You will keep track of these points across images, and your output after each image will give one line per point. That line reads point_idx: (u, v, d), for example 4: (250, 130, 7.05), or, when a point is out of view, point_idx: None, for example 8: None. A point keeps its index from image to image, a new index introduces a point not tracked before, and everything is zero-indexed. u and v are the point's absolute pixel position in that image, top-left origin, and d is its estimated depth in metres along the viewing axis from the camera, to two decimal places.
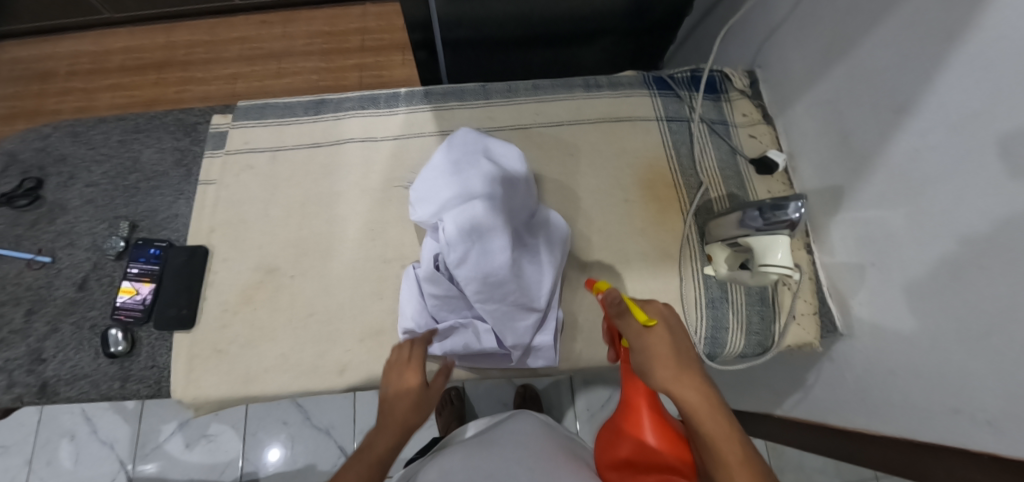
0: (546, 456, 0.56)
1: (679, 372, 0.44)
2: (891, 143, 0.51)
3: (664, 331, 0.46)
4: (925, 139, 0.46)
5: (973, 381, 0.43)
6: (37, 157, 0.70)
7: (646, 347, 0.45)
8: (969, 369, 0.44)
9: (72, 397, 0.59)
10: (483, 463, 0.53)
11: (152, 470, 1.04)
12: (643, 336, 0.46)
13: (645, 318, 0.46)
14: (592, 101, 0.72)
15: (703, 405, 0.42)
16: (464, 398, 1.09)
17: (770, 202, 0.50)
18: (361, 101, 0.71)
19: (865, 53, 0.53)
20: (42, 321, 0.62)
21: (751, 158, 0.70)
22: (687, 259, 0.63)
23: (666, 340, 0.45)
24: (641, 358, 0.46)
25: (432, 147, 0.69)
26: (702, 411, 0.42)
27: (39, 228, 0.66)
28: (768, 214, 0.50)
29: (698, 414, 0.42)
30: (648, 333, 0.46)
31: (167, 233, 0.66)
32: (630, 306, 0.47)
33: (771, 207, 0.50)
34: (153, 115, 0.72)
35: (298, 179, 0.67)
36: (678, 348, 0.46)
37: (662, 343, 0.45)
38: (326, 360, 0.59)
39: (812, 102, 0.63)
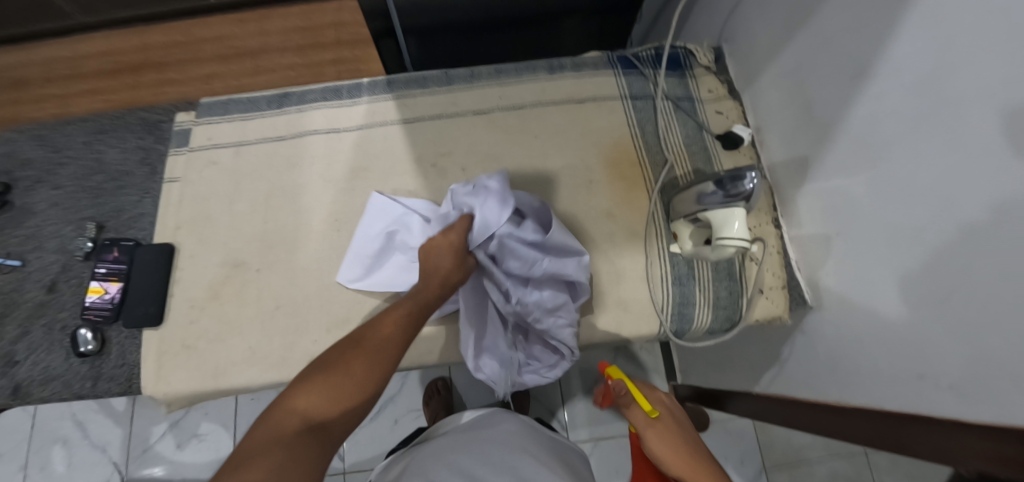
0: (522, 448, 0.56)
1: (695, 466, 0.49)
2: (853, 111, 0.50)
3: (667, 419, 0.56)
4: (882, 103, 0.46)
5: (935, 346, 0.43)
6: (3, 162, 0.70)
7: (653, 440, 0.54)
8: (931, 333, 0.43)
9: (46, 398, 0.59)
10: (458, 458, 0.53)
11: (160, 473, 1.05)
12: (651, 425, 0.56)
13: (650, 409, 0.57)
14: (555, 83, 0.71)
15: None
16: (451, 387, 1.10)
17: (727, 173, 0.50)
18: (324, 92, 0.71)
19: (824, 19, 0.52)
20: (12, 324, 0.62)
21: (717, 133, 0.69)
22: (653, 237, 0.63)
23: (672, 429, 0.55)
24: (654, 451, 0.53)
25: (396, 135, 0.68)
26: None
27: (6, 232, 0.66)
28: (728, 185, 0.50)
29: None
30: (654, 422, 0.56)
31: (134, 232, 0.66)
32: (634, 395, 0.58)
33: (730, 178, 0.50)
34: (116, 114, 0.72)
35: (263, 173, 0.67)
36: (687, 440, 0.53)
37: (671, 434, 0.54)
38: (295, 351, 0.59)
39: (778, 72, 0.62)
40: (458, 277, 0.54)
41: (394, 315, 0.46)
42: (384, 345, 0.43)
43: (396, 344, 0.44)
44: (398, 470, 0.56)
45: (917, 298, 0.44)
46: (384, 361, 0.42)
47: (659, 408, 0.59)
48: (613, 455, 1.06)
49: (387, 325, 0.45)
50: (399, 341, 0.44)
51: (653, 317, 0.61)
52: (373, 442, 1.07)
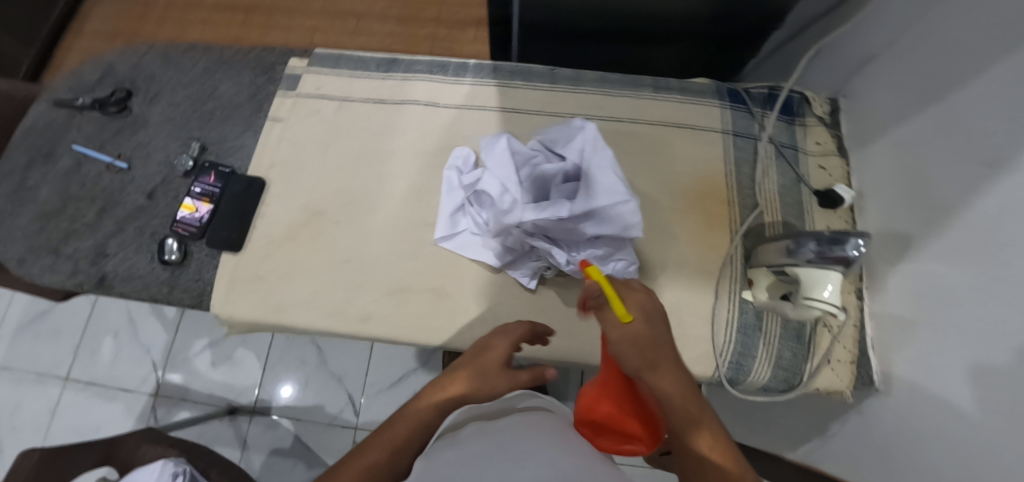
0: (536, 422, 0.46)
1: (652, 358, 0.40)
2: (977, 199, 0.47)
3: (639, 326, 0.40)
4: (1011, 199, 0.42)
5: (1004, 462, 0.40)
6: (130, 72, 0.75)
7: (618, 341, 0.40)
8: (1004, 448, 0.40)
9: (125, 293, 0.64)
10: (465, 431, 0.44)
11: (177, 380, 1.12)
12: (619, 329, 0.40)
13: (622, 311, 0.40)
14: (655, 103, 0.70)
15: (680, 398, 0.39)
16: None
17: (828, 234, 0.48)
18: (431, 66, 0.73)
19: (966, 98, 0.48)
20: (111, 220, 0.67)
21: (815, 189, 0.66)
22: (726, 280, 0.61)
23: (644, 333, 0.40)
24: (618, 352, 0.40)
25: (490, 122, 0.69)
26: (678, 402, 0.39)
27: (121, 136, 0.72)
28: (825, 247, 0.47)
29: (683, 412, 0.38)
30: (625, 328, 0.40)
31: (231, 161, 0.70)
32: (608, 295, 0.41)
33: (829, 240, 0.47)
34: (238, 49, 0.76)
35: (358, 132, 0.69)
36: (658, 339, 0.40)
37: (640, 335, 0.40)
38: (353, 306, 0.61)
39: (898, 141, 0.59)
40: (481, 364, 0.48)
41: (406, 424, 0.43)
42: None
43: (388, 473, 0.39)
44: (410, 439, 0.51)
45: (987, 395, 0.42)
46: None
47: (635, 310, 0.41)
48: None
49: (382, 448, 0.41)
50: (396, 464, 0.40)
51: (708, 360, 0.59)
52: (388, 407, 1.10)
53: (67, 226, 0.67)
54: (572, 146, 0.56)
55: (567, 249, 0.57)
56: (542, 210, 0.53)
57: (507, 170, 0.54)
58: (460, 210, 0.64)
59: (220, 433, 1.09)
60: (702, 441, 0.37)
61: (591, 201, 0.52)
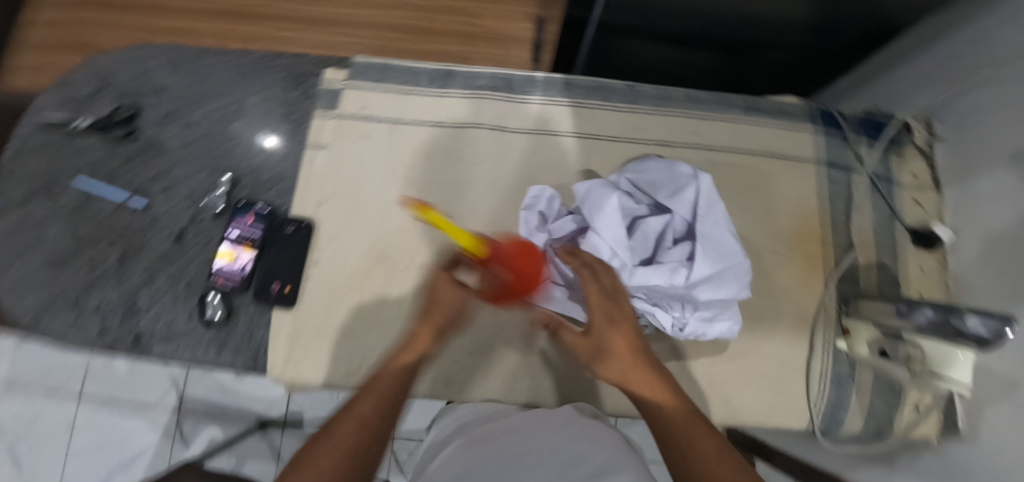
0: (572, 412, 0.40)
1: (606, 331, 0.39)
2: None
3: (590, 299, 0.41)
4: None
5: None
6: (134, 83, 0.64)
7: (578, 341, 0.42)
8: None
9: (165, 355, 0.57)
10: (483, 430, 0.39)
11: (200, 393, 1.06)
12: (577, 334, 0.42)
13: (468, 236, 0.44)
14: (752, 129, 0.63)
15: (632, 371, 0.37)
16: None
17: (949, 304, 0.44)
18: (493, 80, 0.63)
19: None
20: (138, 269, 0.59)
21: (910, 227, 0.63)
22: (820, 328, 0.59)
23: (602, 305, 0.40)
24: (575, 343, 0.42)
25: (566, 150, 0.62)
26: (632, 376, 0.37)
27: (136, 165, 0.62)
28: (940, 316, 0.44)
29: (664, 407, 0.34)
30: (584, 328, 0.41)
31: (270, 196, 0.61)
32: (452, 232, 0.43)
33: (947, 310, 0.43)
34: (262, 56, 0.65)
35: (417, 163, 0.61)
36: (612, 313, 0.40)
37: (598, 317, 0.40)
38: (432, 367, 0.56)
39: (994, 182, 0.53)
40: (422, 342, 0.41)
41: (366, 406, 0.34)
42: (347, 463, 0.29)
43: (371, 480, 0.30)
44: (430, 432, 0.46)
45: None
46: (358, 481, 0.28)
47: (591, 287, 0.41)
48: None
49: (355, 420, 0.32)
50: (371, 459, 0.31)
51: (802, 411, 0.58)
52: None
53: (86, 276, 0.58)
54: (681, 197, 0.50)
55: (670, 309, 0.50)
56: (658, 276, 0.48)
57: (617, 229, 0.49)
58: None
59: (255, 447, 1.06)
60: (669, 411, 0.34)
61: (714, 265, 0.48)
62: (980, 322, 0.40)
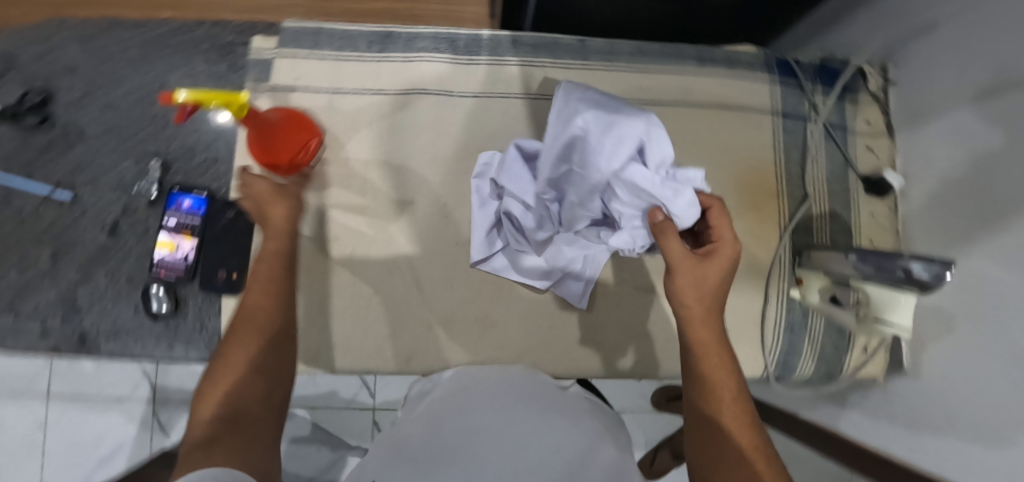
0: (575, 420, 0.43)
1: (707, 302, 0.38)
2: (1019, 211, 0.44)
3: (715, 265, 0.38)
4: None
5: None
6: (40, 65, 0.56)
7: (681, 277, 0.38)
8: None
9: (114, 353, 0.55)
10: (471, 409, 0.42)
11: (174, 383, 1.04)
12: (693, 266, 0.38)
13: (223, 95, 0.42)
14: (698, 81, 0.63)
15: (716, 363, 0.37)
16: None
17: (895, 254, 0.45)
18: (437, 41, 0.59)
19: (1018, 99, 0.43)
20: (72, 267, 0.55)
21: (863, 174, 0.64)
22: (775, 280, 0.60)
23: (718, 273, 0.38)
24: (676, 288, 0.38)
25: (517, 112, 0.60)
26: (713, 358, 0.37)
27: (50, 158, 0.56)
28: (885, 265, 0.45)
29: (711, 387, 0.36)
30: (705, 265, 0.38)
31: (206, 179, 0.57)
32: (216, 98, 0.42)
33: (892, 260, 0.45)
34: (182, 24, 0.59)
35: (362, 135, 0.58)
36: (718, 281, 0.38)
37: (708, 277, 0.38)
38: (393, 345, 0.56)
39: (953, 122, 0.53)
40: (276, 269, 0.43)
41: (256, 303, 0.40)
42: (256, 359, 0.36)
43: (281, 368, 0.38)
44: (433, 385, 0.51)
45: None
46: (267, 367, 0.37)
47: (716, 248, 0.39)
48: None
49: (246, 316, 0.39)
50: (282, 349, 0.39)
51: (757, 359, 0.60)
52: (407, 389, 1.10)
53: (17, 277, 0.55)
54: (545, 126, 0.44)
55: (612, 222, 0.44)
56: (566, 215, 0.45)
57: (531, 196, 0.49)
58: (495, 226, 0.56)
59: None
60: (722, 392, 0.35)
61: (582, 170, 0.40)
62: (924, 268, 0.42)
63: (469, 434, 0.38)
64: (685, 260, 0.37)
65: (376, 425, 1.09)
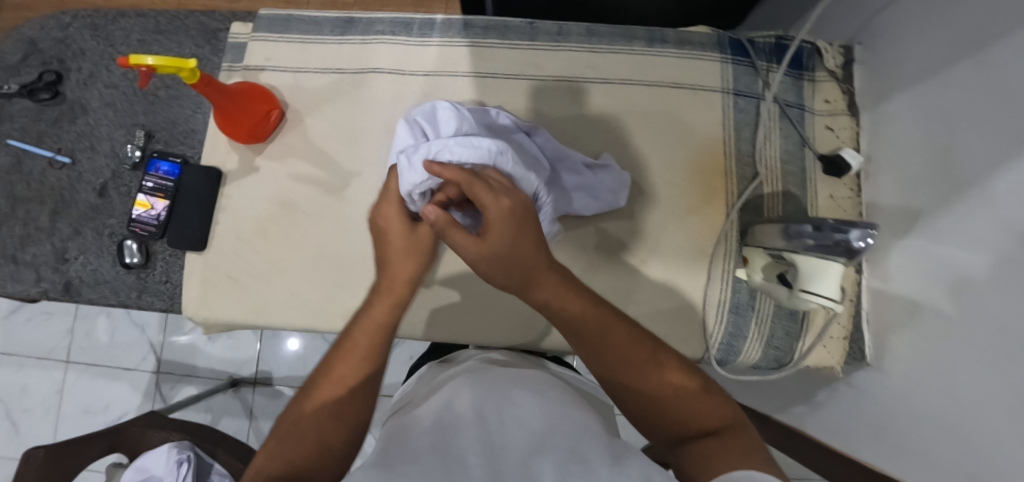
0: (538, 390, 0.38)
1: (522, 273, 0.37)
2: (998, 178, 0.41)
3: (496, 238, 0.36)
4: None
5: (998, 458, 0.39)
6: (57, 49, 0.66)
7: (478, 264, 0.37)
8: (1001, 444, 0.39)
9: (93, 300, 0.61)
10: (461, 413, 0.34)
11: (176, 354, 1.12)
12: (477, 244, 0.36)
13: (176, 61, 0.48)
14: (651, 61, 0.62)
15: (604, 322, 0.38)
16: None
17: (831, 222, 0.43)
18: (393, 25, 0.64)
19: (1001, 57, 0.41)
20: (64, 222, 0.63)
21: (821, 153, 0.61)
22: (720, 258, 0.58)
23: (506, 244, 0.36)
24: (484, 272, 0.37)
25: (464, 90, 0.62)
26: (606, 329, 0.38)
27: (61, 126, 0.65)
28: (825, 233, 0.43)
29: (625, 360, 0.37)
30: (485, 239, 0.36)
31: (183, 149, 0.64)
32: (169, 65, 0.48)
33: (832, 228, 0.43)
34: (173, 13, 0.66)
35: (318, 109, 0.62)
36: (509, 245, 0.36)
37: (496, 245, 0.36)
38: (334, 304, 0.59)
39: (924, 95, 0.51)
40: (424, 238, 0.40)
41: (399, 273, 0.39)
42: (369, 365, 0.37)
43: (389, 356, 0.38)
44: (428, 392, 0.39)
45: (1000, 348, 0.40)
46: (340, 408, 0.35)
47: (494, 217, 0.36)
48: None
49: (352, 361, 0.36)
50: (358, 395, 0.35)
51: (698, 341, 0.58)
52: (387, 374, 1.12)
53: (20, 229, 0.63)
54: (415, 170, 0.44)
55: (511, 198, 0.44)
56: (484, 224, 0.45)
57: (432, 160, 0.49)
58: None
59: (225, 405, 1.11)
60: (601, 343, 0.38)
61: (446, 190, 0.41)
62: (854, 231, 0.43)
63: (444, 430, 0.32)
64: (473, 245, 0.36)
65: None
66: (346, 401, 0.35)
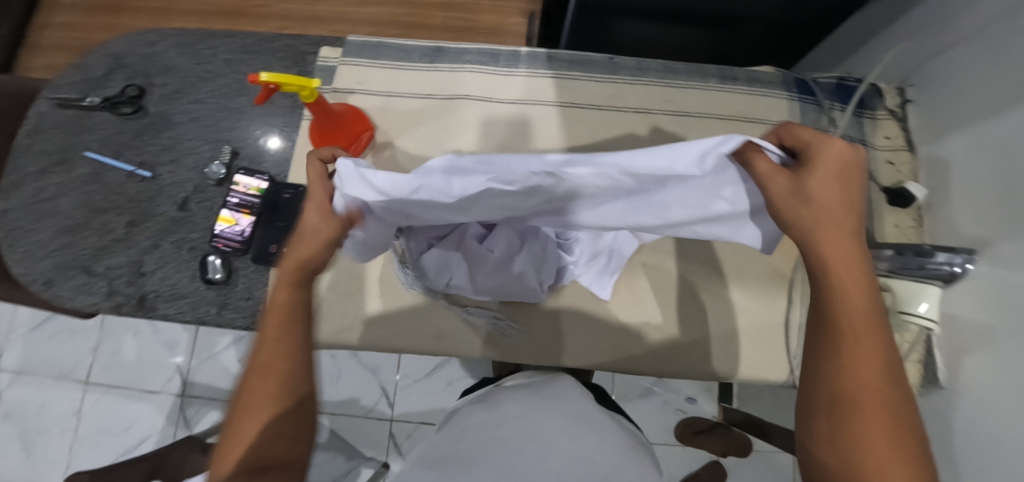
0: (570, 429, 0.43)
1: (819, 223, 0.31)
2: None
3: (809, 178, 0.30)
4: None
5: None
6: (141, 65, 0.67)
7: (795, 179, 0.30)
8: None
9: (169, 315, 0.60)
10: (514, 443, 0.41)
11: (202, 378, 1.08)
12: (784, 172, 0.30)
13: (303, 81, 0.49)
14: (725, 96, 0.66)
15: (857, 315, 0.31)
16: None
17: (915, 246, 0.48)
18: (481, 55, 0.67)
19: None
20: (143, 236, 0.62)
21: (885, 186, 0.65)
22: (799, 283, 0.61)
23: (829, 188, 0.30)
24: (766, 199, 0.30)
25: (552, 118, 0.65)
26: (851, 322, 0.31)
27: (142, 140, 0.65)
28: (912, 259, 0.48)
29: (845, 329, 0.31)
30: (811, 172, 0.30)
31: (269, 166, 0.64)
32: (294, 84, 0.49)
33: (916, 252, 0.47)
34: (262, 36, 0.68)
35: (407, 132, 0.64)
36: (826, 200, 0.31)
37: (807, 182, 0.30)
38: (424, 322, 0.60)
39: (977, 136, 0.55)
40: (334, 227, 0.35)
41: (309, 246, 0.35)
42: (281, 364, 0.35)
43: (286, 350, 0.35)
44: (485, 415, 0.48)
45: None
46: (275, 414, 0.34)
47: (827, 153, 0.30)
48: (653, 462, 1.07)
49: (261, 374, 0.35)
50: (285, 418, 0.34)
51: (782, 366, 0.59)
52: (424, 398, 1.11)
53: (96, 242, 0.62)
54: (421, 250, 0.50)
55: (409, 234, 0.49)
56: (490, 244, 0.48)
57: (661, 232, 0.38)
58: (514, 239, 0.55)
59: None
60: (845, 334, 0.31)
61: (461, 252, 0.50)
62: (946, 255, 0.46)
63: (504, 447, 0.40)
64: (812, 168, 0.30)
65: (392, 437, 1.09)
66: (274, 400, 0.34)
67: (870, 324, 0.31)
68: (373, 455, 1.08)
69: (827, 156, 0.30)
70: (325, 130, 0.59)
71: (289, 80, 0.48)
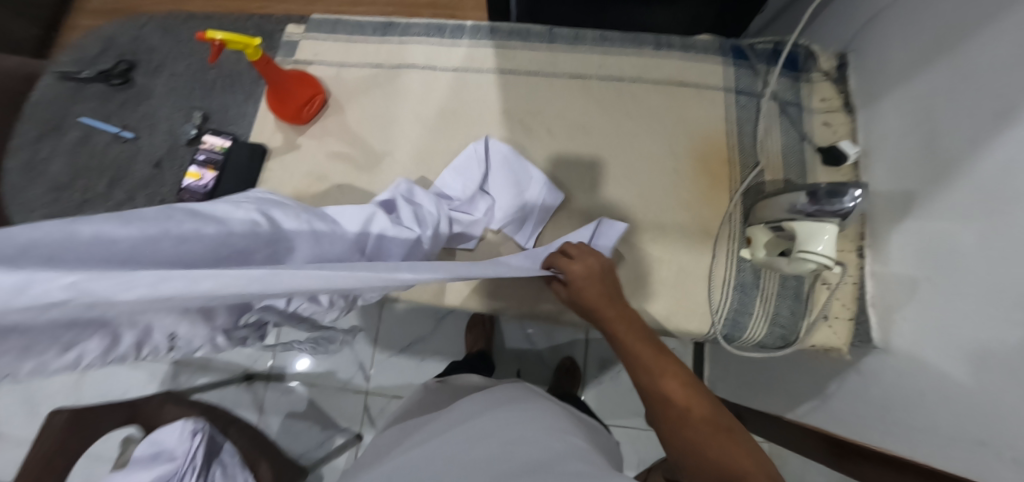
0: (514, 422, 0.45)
1: (610, 304, 0.51)
2: (977, 158, 0.44)
3: (587, 283, 0.51)
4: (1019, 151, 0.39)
5: (1000, 417, 0.39)
6: (132, 44, 0.76)
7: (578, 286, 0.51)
8: (1001, 402, 0.39)
9: None
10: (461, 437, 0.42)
11: None
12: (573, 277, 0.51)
13: (249, 38, 0.56)
14: (659, 62, 0.68)
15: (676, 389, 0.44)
16: (493, 327, 1.13)
17: (827, 187, 0.48)
18: (428, 29, 0.72)
19: (978, 52, 0.45)
20: (121, 190, 0.69)
21: (818, 146, 0.65)
22: (724, 240, 0.61)
23: (600, 284, 0.51)
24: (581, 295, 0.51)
25: (490, 85, 0.69)
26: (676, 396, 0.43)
27: (127, 108, 0.73)
28: (823, 200, 0.48)
29: (657, 378, 0.45)
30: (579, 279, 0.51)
31: (234, 129, 0.71)
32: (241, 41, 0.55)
33: (828, 193, 0.47)
34: (236, 17, 0.76)
35: (356, 98, 0.69)
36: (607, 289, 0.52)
37: (588, 283, 0.51)
38: None
39: (909, 93, 0.54)
40: None
41: None
42: None
43: None
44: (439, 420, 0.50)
45: (995, 311, 0.41)
46: None
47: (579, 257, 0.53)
48: (621, 445, 1.06)
49: None
50: None
51: (704, 317, 0.60)
52: (398, 373, 1.14)
53: (80, 196, 0.69)
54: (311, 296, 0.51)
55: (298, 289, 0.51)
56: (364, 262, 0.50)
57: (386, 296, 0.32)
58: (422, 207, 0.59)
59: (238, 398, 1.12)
60: (670, 404, 0.43)
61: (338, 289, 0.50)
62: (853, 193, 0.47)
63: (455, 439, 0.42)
64: (584, 273, 0.52)
65: (365, 410, 1.13)
66: None
67: (673, 370, 0.46)
68: (346, 426, 1.12)
69: (581, 270, 0.52)
70: (280, 92, 0.64)
71: (236, 36, 0.55)
